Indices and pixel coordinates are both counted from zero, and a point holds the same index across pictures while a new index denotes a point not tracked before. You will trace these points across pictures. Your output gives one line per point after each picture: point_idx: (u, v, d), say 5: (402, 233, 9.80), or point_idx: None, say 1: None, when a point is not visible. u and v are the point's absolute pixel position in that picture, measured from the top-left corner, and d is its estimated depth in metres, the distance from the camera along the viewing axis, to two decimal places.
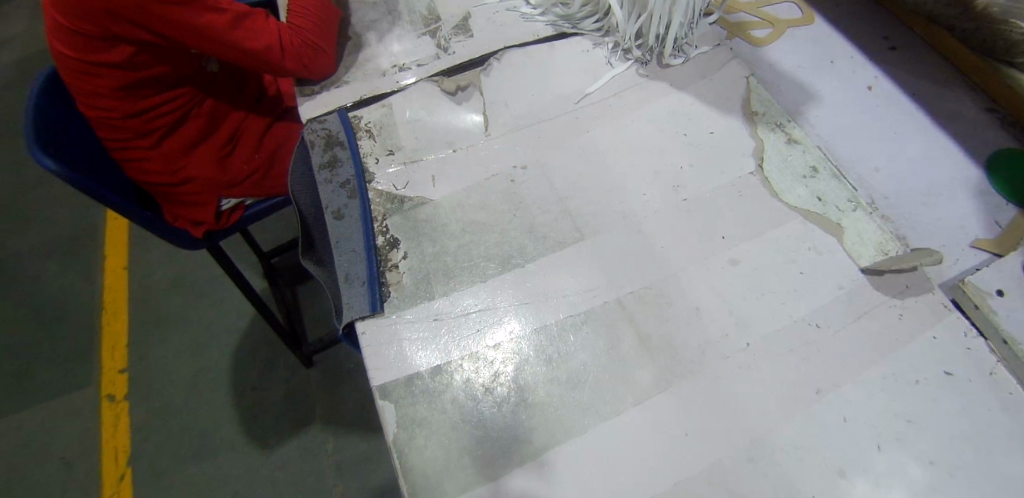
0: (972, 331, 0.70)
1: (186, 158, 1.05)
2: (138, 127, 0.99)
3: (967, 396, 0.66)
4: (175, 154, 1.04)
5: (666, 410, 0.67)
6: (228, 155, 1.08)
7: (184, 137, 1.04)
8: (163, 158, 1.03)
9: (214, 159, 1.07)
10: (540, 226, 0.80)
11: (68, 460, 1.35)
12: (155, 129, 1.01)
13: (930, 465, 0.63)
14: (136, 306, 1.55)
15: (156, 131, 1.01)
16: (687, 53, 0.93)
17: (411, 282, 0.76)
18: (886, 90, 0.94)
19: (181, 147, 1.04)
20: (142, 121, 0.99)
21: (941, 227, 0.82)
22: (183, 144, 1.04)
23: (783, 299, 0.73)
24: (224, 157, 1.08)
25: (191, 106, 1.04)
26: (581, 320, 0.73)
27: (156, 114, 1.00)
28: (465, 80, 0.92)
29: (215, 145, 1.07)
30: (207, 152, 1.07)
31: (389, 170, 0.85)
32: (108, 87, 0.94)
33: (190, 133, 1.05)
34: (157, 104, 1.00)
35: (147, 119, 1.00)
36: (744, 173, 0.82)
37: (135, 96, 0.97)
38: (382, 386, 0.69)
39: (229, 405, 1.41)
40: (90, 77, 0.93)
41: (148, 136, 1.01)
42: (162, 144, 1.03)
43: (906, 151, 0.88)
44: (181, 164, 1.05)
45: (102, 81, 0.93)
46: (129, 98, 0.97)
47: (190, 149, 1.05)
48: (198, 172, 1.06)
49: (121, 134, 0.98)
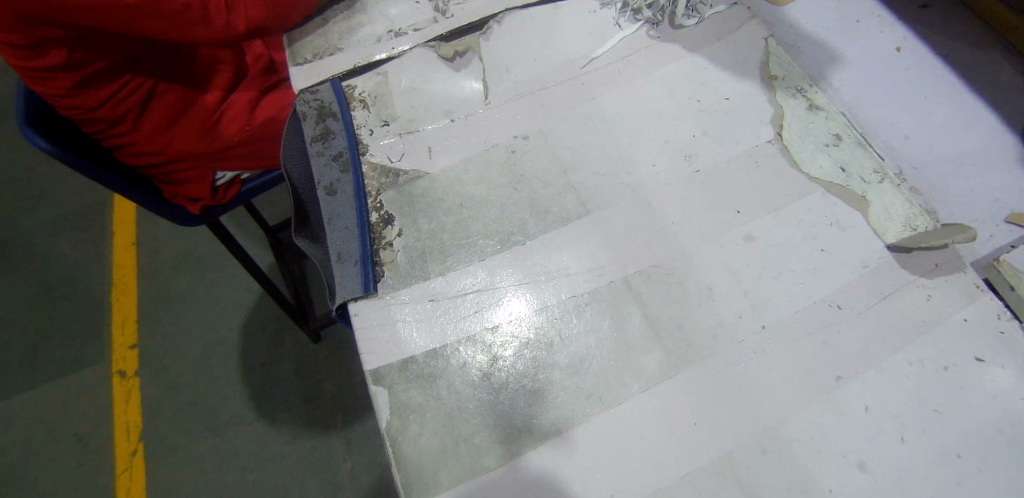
0: (1006, 313, 0.65)
1: (169, 136, 1.00)
2: (113, 114, 0.93)
3: (999, 384, 0.62)
4: (158, 132, 0.99)
5: (675, 398, 0.64)
6: (217, 125, 1.02)
7: (161, 115, 0.99)
8: (145, 139, 0.98)
9: (199, 131, 1.01)
10: (542, 200, 0.75)
11: (80, 435, 1.36)
12: (129, 113, 0.96)
13: (956, 458, 0.59)
14: (143, 282, 1.54)
15: (131, 114, 0.96)
16: (702, 13, 0.86)
17: (406, 260, 0.72)
18: (917, 50, 0.86)
19: (160, 124, 0.99)
20: (113, 109, 0.93)
21: (975, 200, 0.76)
22: (163, 122, 0.99)
23: (802, 278, 0.68)
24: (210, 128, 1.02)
25: (159, 84, 0.99)
26: (584, 301, 0.69)
27: (126, 99, 0.95)
28: (463, 45, 0.86)
29: (198, 119, 1.02)
30: (189, 126, 1.01)
31: (383, 142, 0.80)
32: (67, 83, 0.88)
33: (166, 111, 1.00)
34: (122, 88, 0.94)
35: (119, 106, 0.94)
36: (762, 142, 0.77)
37: (97, 86, 0.91)
38: (375, 370, 0.67)
39: (235, 381, 1.40)
40: (42, 79, 0.87)
41: (124, 122, 0.96)
42: (141, 127, 0.98)
43: (938, 117, 0.82)
44: (167, 142, 1.00)
45: (57, 81, 0.88)
46: (92, 89, 0.91)
47: (170, 126, 1.00)
48: (185, 147, 1.01)
49: (97, 126, 0.93)
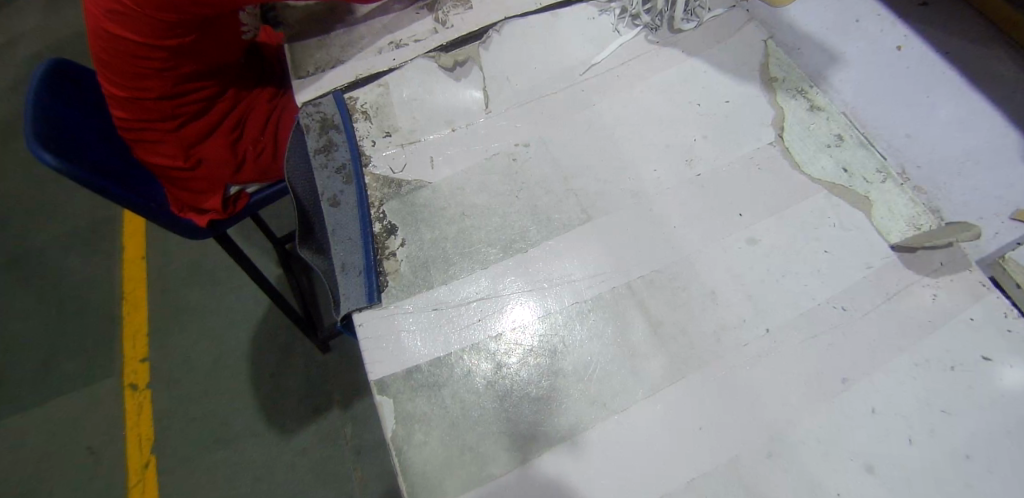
0: (1014, 311, 0.64)
1: (201, 141, 1.01)
2: (165, 110, 0.97)
3: (1008, 383, 0.61)
4: (193, 140, 1.00)
5: (680, 402, 0.63)
6: (239, 139, 1.04)
7: (208, 121, 1.01)
8: (179, 142, 0.99)
9: (226, 143, 1.02)
10: (543, 208, 0.75)
11: (94, 448, 1.37)
12: (180, 115, 0.99)
13: (966, 459, 0.59)
14: (155, 295, 1.56)
15: (180, 117, 0.99)
16: (700, 17, 0.86)
17: (409, 271, 0.73)
18: (917, 48, 0.86)
19: (199, 131, 1.00)
20: (169, 105, 0.97)
21: (980, 197, 0.75)
22: (203, 130, 1.00)
23: (806, 280, 0.68)
24: (235, 141, 1.03)
25: (216, 93, 1.03)
26: (586, 308, 0.69)
27: (186, 100, 0.99)
28: (463, 55, 0.86)
29: (227, 131, 1.02)
30: (221, 135, 1.02)
31: (385, 153, 0.81)
32: (154, 67, 0.93)
33: (213, 118, 1.02)
34: (191, 90, 0.99)
35: (175, 104, 0.98)
36: (763, 144, 0.77)
37: (170, 79, 0.96)
38: (380, 380, 0.67)
39: (246, 391, 1.42)
40: (141, 56, 0.91)
41: (171, 120, 0.98)
42: (182, 129, 0.99)
43: (940, 115, 0.81)
44: (197, 151, 1.00)
45: (146, 62, 0.92)
46: (168, 81, 0.96)
47: (209, 133, 1.01)
48: (211, 155, 1.01)
49: (149, 114, 0.96)
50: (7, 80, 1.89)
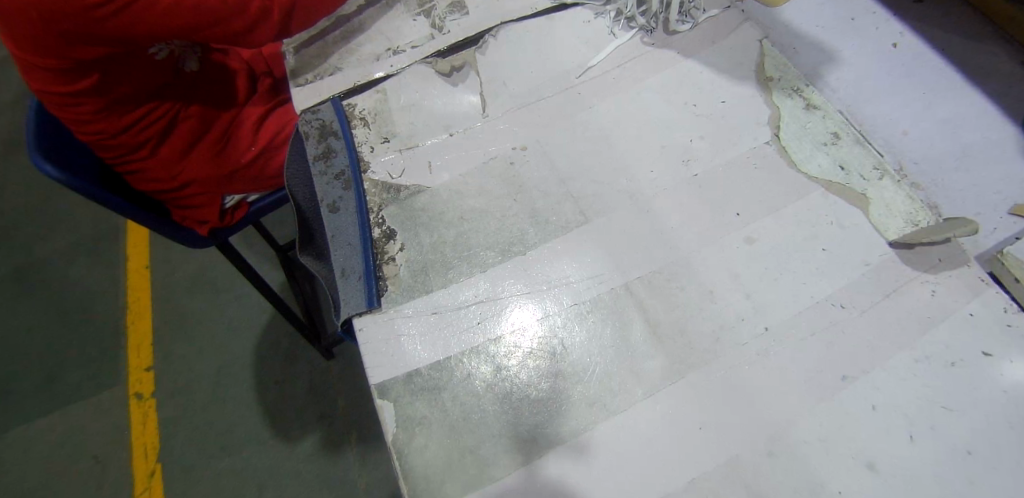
0: (1013, 306, 0.64)
1: (184, 160, 1.01)
2: (131, 142, 0.95)
3: (1010, 378, 0.61)
4: (173, 159, 1.00)
5: (680, 401, 0.64)
6: (225, 150, 1.04)
7: (179, 141, 1.00)
8: (160, 166, 0.99)
9: (210, 157, 1.02)
10: (541, 210, 0.76)
11: (100, 458, 1.38)
12: (147, 142, 0.97)
13: (968, 455, 0.58)
14: (159, 304, 1.57)
15: (148, 144, 0.98)
16: (695, 18, 0.86)
17: (409, 274, 0.73)
18: (912, 45, 0.86)
19: (175, 153, 1.00)
20: (132, 136, 0.95)
21: (978, 193, 0.75)
22: (178, 149, 1.00)
23: (805, 278, 0.68)
24: (221, 153, 1.03)
25: (178, 112, 1.00)
26: (584, 310, 0.69)
27: (144, 126, 0.97)
28: (459, 60, 0.87)
29: (208, 146, 1.03)
30: (202, 151, 1.02)
31: (384, 159, 0.82)
32: (91, 110, 0.91)
33: (184, 138, 1.01)
34: (146, 116, 0.97)
35: (137, 133, 0.96)
36: (759, 143, 0.77)
37: (116, 113, 0.93)
38: (381, 385, 0.67)
39: (251, 399, 1.42)
40: (69, 104, 0.89)
41: (142, 149, 0.97)
42: (158, 153, 0.99)
43: (936, 111, 0.81)
44: (181, 169, 1.01)
45: (83, 107, 0.90)
46: (114, 116, 0.93)
47: (186, 152, 1.01)
48: (197, 172, 1.01)
49: (116, 152, 0.95)
50: (10, 93, 1.90)
